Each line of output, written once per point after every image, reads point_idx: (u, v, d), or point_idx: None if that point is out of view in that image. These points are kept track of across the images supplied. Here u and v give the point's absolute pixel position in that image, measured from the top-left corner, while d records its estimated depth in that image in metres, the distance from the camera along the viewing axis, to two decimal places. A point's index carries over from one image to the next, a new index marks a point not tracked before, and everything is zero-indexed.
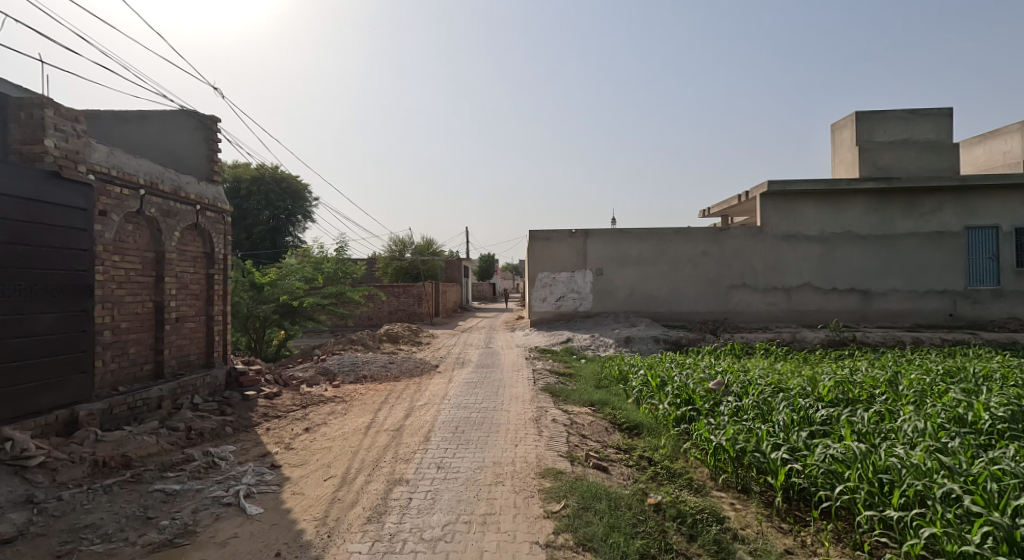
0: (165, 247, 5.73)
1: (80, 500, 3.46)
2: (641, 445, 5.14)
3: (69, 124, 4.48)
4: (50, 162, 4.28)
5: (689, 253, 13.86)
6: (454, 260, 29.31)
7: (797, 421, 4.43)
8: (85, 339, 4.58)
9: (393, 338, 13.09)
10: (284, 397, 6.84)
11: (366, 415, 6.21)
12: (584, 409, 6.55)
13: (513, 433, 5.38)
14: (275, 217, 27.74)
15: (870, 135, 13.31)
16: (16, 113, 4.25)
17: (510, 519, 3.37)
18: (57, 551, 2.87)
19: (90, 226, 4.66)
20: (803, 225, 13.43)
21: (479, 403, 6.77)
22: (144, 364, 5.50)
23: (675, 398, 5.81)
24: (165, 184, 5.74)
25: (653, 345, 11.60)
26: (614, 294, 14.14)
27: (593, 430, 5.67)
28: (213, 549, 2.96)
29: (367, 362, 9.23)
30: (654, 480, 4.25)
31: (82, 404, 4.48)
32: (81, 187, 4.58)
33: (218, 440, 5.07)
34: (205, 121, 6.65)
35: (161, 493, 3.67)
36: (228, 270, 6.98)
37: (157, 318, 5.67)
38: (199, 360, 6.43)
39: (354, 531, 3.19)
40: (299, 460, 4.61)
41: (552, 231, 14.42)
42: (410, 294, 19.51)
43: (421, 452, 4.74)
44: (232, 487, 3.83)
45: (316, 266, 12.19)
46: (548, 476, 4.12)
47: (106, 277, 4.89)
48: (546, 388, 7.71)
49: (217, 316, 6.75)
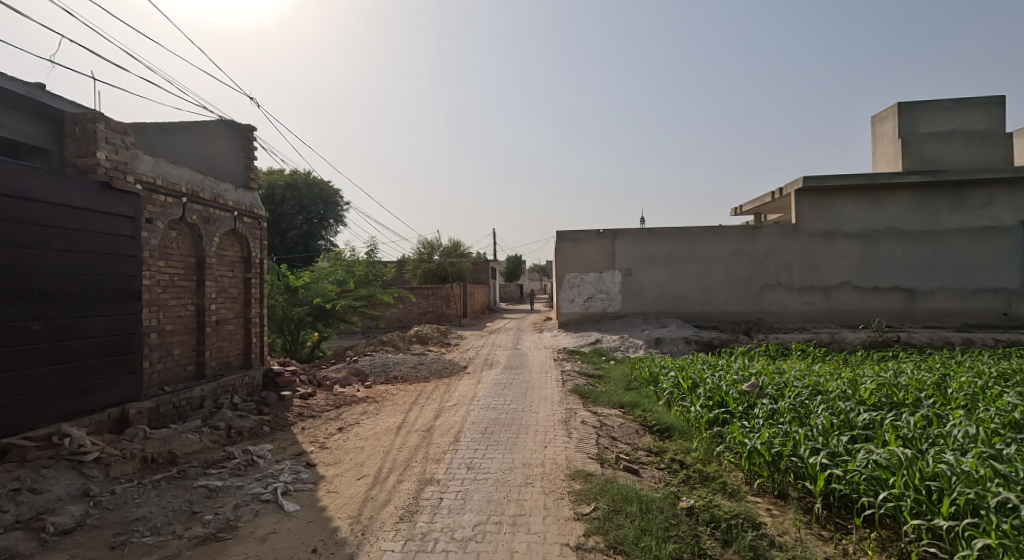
0: (206, 253, 5.97)
1: (132, 493, 3.64)
2: (673, 448, 5.07)
3: (118, 137, 4.74)
4: (102, 173, 4.54)
5: (720, 252, 13.56)
6: (482, 262, 29.59)
7: (837, 425, 4.28)
8: (134, 341, 4.81)
9: (423, 339, 13.29)
10: (318, 397, 7.03)
11: (397, 415, 6.32)
12: (613, 411, 6.50)
13: (543, 434, 5.38)
14: (308, 221, 28.51)
15: (913, 127, 12.75)
16: (71, 127, 4.51)
17: (540, 520, 3.37)
18: (111, 542, 3.03)
19: (137, 233, 4.88)
20: (841, 222, 12.97)
21: (507, 404, 6.77)
22: (187, 365, 5.73)
23: (707, 400, 5.68)
24: (206, 192, 5.98)
25: (684, 347, 11.36)
26: (643, 295, 13.94)
27: (622, 432, 5.61)
28: (253, 544, 3.06)
29: (398, 363, 9.38)
30: (686, 484, 4.18)
31: (132, 403, 4.70)
32: (130, 196, 4.81)
33: (256, 439, 5.24)
34: (242, 130, 6.93)
35: (204, 489, 3.82)
36: (264, 274, 7.21)
37: (199, 321, 5.91)
38: (237, 361, 6.67)
39: (387, 530, 3.25)
40: (333, 459, 4.72)
41: (580, 231, 14.32)
42: (439, 295, 19.78)
43: (451, 452, 4.79)
44: (271, 484, 3.96)
45: (348, 269, 12.53)
46: (578, 478, 4.10)
47: (152, 282, 5.15)
48: (575, 389, 7.69)
49: (255, 319, 6.97)
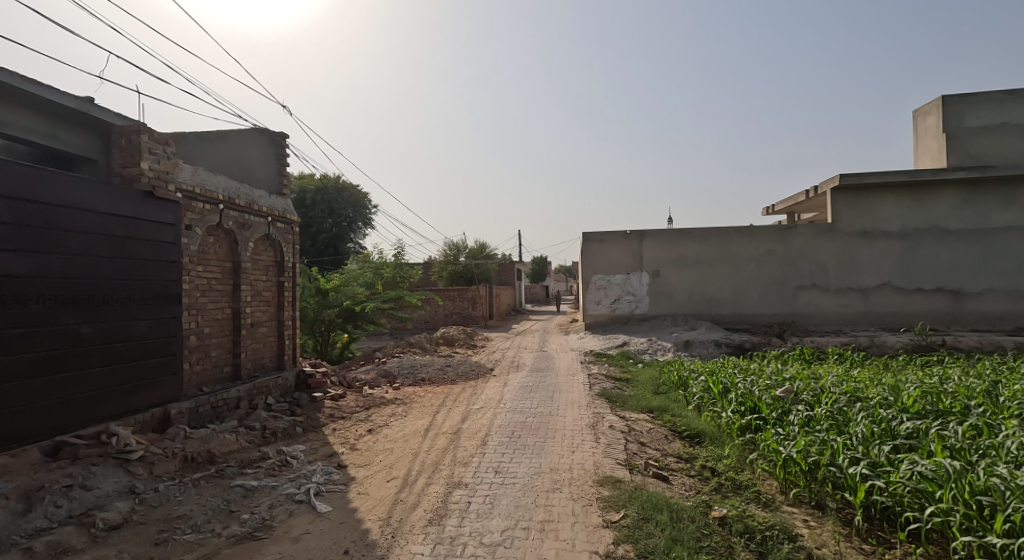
0: (241, 258, 6.16)
1: (174, 492, 3.78)
2: (704, 455, 4.95)
3: (160, 147, 4.93)
4: (145, 182, 4.73)
5: (751, 253, 13.23)
6: (508, 264, 29.62)
7: (878, 434, 4.11)
8: (174, 343, 4.99)
9: (449, 341, 13.38)
10: (348, 399, 7.17)
11: (425, 417, 6.38)
12: (642, 416, 6.41)
13: (570, 439, 5.34)
14: (337, 224, 29.10)
15: (959, 121, 12.17)
16: (118, 139, 4.73)
17: (569, 527, 3.35)
18: (154, 539, 3.15)
19: (178, 239, 5.07)
20: (881, 221, 12.48)
21: (534, 408, 6.75)
22: (224, 366, 5.92)
23: (739, 406, 5.54)
24: (241, 199, 6.17)
25: (714, 350, 11.12)
26: (672, 296, 13.70)
27: (651, 437, 5.52)
28: (287, 543, 3.14)
29: (425, 365, 9.48)
30: (718, 492, 4.07)
31: (173, 403, 4.89)
32: (171, 204, 4.99)
33: (289, 440, 5.37)
34: (275, 137, 7.13)
35: (241, 488, 3.94)
36: (296, 278, 7.40)
37: (235, 324, 6.10)
38: (271, 362, 6.87)
39: (416, 533, 3.28)
40: (363, 460, 4.81)
41: (606, 233, 14.16)
42: (465, 297, 19.88)
43: (479, 456, 4.80)
44: (303, 485, 4.05)
45: (376, 272, 12.74)
46: (606, 484, 4.05)
47: (192, 286, 5.35)
48: (602, 393, 7.61)
49: (288, 322, 7.16)
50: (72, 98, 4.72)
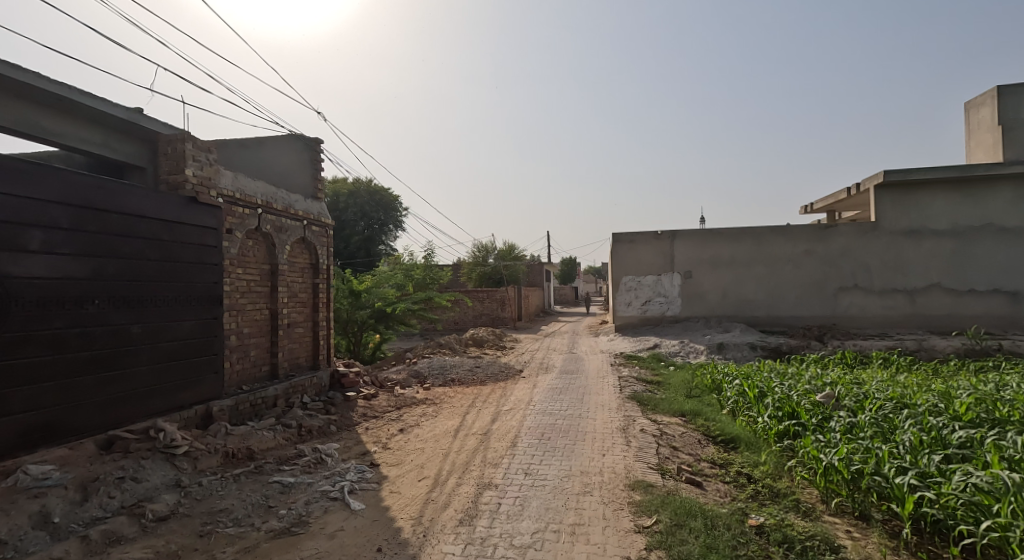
0: (279, 260, 6.35)
1: (216, 486, 3.93)
2: (739, 461, 4.82)
3: (203, 154, 5.17)
4: (189, 189, 4.96)
5: (788, 253, 12.82)
6: (536, 265, 29.60)
7: (927, 442, 3.92)
8: (216, 343, 5.18)
9: (479, 343, 13.46)
10: (381, 398, 7.29)
11: (455, 418, 6.43)
12: (674, 419, 6.29)
13: (601, 442, 5.28)
14: (369, 227, 29.69)
15: (1016, 112, 11.50)
16: (165, 148, 5.02)
17: (600, 531, 3.32)
18: (199, 531, 3.28)
19: (219, 243, 5.26)
20: (930, 219, 11.89)
21: (563, 410, 6.71)
22: (262, 365, 6.12)
23: (776, 411, 5.36)
24: (279, 203, 6.39)
25: (749, 353, 10.82)
26: (705, 298, 13.38)
27: (684, 442, 5.41)
28: (323, 539, 3.22)
29: (455, 365, 9.56)
30: (755, 500, 3.96)
31: (215, 401, 5.08)
32: (213, 209, 5.19)
33: (324, 438, 5.51)
34: (309, 143, 7.40)
35: (279, 484, 4.05)
36: (330, 279, 7.58)
37: (272, 324, 6.29)
38: (307, 362, 7.05)
39: (448, 532, 3.31)
40: (395, 460, 4.88)
41: (636, 233, 13.96)
42: (494, 299, 19.96)
43: (508, 457, 4.81)
44: (338, 482, 4.14)
45: (407, 274, 12.93)
46: (638, 489, 3.99)
47: (232, 288, 5.55)
48: (633, 396, 7.51)
49: (322, 322, 7.34)
50: (123, 110, 4.93)
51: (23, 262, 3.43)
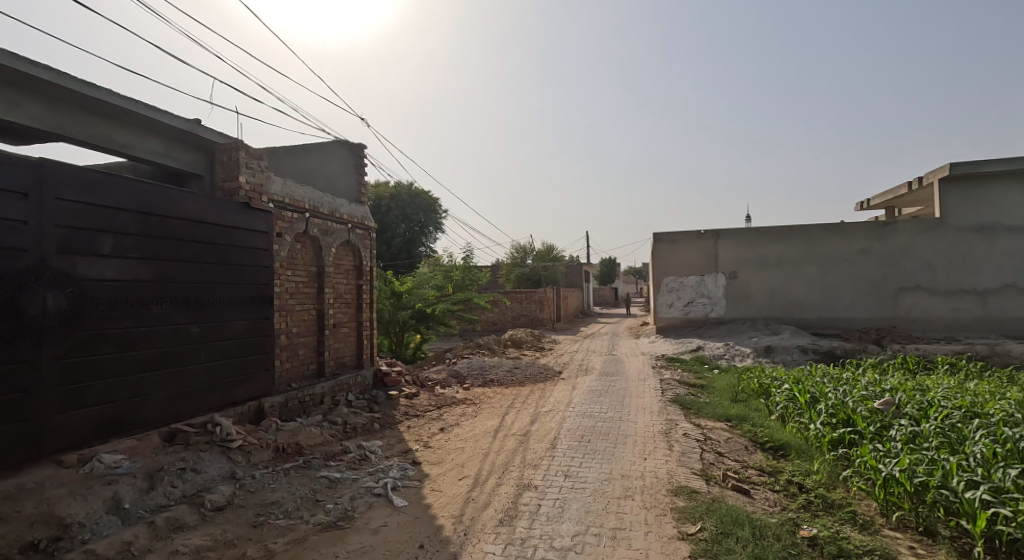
0: (325, 262, 6.58)
1: (268, 479, 4.11)
2: (790, 469, 4.62)
3: (255, 162, 5.43)
4: (242, 195, 5.22)
5: (842, 252, 12.20)
6: (575, 266, 29.40)
7: (1002, 455, 3.64)
8: (268, 342, 5.41)
9: (517, 344, 13.47)
10: (422, 398, 7.42)
11: (495, 418, 6.46)
12: (718, 424, 6.09)
13: (642, 446, 5.18)
14: (410, 230, 30.30)
15: None
16: (221, 156, 5.30)
17: (642, 536, 3.25)
18: (253, 521, 3.44)
19: (270, 246, 5.50)
20: (1002, 214, 11.13)
21: (603, 412, 6.63)
22: (309, 364, 6.35)
23: (830, 418, 5.09)
24: (325, 208, 6.61)
25: (800, 357, 10.34)
26: (751, 299, 12.89)
27: (730, 448, 5.23)
28: (367, 534, 3.31)
29: (494, 366, 9.60)
30: (807, 510, 3.77)
31: (267, 397, 5.32)
32: (264, 213, 5.43)
33: (368, 435, 5.66)
34: (354, 148, 7.55)
35: (325, 479, 4.20)
36: (374, 281, 7.78)
37: (319, 324, 6.52)
38: (351, 361, 7.26)
39: (488, 532, 3.33)
40: (436, 458, 4.96)
41: (678, 233, 13.61)
42: (532, 300, 19.95)
43: (548, 459, 4.79)
44: (381, 479, 4.25)
45: (446, 275, 13.11)
46: (681, 495, 3.89)
47: (282, 289, 5.80)
48: (675, 399, 7.33)
49: (366, 323, 7.55)
50: (184, 121, 5.20)
51: (97, 265, 3.70)
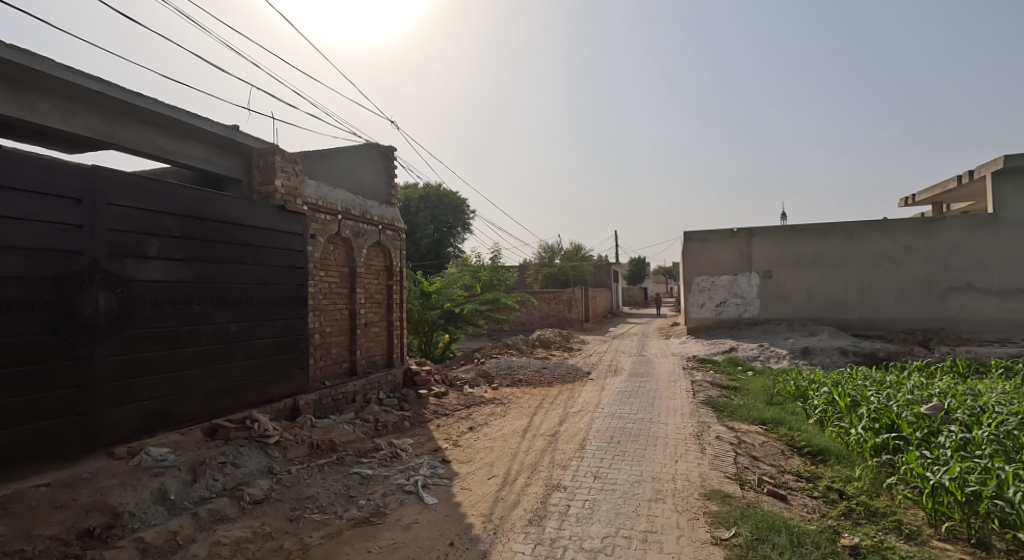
0: (357, 263, 6.71)
1: (303, 474, 4.22)
2: (829, 475, 4.46)
3: (290, 165, 5.60)
4: (278, 198, 5.39)
5: (885, 250, 11.75)
6: (604, 266, 29.13)
7: None
8: (303, 340, 5.56)
9: (545, 344, 13.44)
10: (451, 397, 7.49)
11: (523, 418, 6.47)
12: (753, 427, 5.94)
13: (673, 448, 5.09)
14: (438, 230, 30.64)
15: None
16: (258, 161, 5.48)
17: (673, 540, 3.19)
18: (290, 515, 3.54)
19: (305, 247, 5.65)
20: None
21: (633, 414, 6.54)
22: (342, 363, 6.49)
23: (873, 422, 4.89)
24: (356, 209, 6.75)
25: (839, 359, 9.96)
26: (787, 299, 12.50)
27: (766, 452, 5.09)
28: (399, 530, 3.36)
29: (522, 367, 9.60)
30: (848, 518, 3.63)
31: (302, 395, 5.47)
32: (299, 216, 5.58)
33: (399, 433, 5.75)
34: (384, 151, 7.69)
35: (358, 476, 4.29)
36: (403, 281, 7.90)
37: (351, 323, 6.66)
38: (382, 360, 7.39)
39: (517, 531, 3.33)
40: (465, 457, 5.00)
41: (710, 231, 13.31)
42: (560, 300, 19.88)
43: (577, 459, 4.77)
44: (412, 476, 4.31)
45: (474, 275, 13.20)
46: (714, 499, 3.80)
47: (316, 290, 5.95)
48: (707, 401, 7.18)
49: (396, 322, 7.67)
50: (223, 127, 5.41)
51: (144, 267, 3.88)
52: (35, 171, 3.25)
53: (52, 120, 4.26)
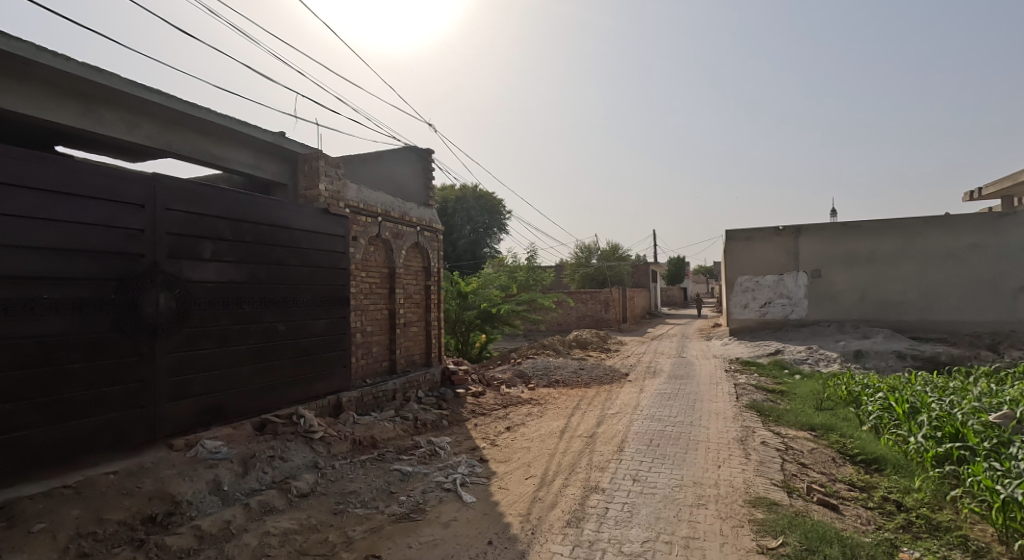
0: (396, 264, 6.85)
1: (346, 470, 4.35)
2: (885, 485, 4.23)
3: (333, 170, 5.78)
4: (322, 202, 5.58)
5: (948, 248, 11.15)
6: (642, 266, 28.64)
7: None
8: (345, 339, 5.73)
9: (582, 345, 13.33)
10: (488, 396, 7.54)
11: (560, 419, 6.44)
12: (801, 433, 5.70)
13: (715, 453, 4.94)
14: (475, 231, 30.90)
15: None
16: (304, 166, 5.68)
17: (717, 547, 3.10)
18: (334, 509, 3.65)
19: (347, 248, 5.81)
20: None
21: (673, 416, 6.39)
22: (381, 361, 6.64)
23: (934, 430, 4.61)
24: (396, 211, 6.90)
25: (896, 363, 9.41)
26: (837, 299, 11.93)
27: (815, 459, 4.87)
28: (438, 527, 3.41)
29: (559, 367, 9.56)
30: (907, 532, 3.43)
31: (344, 392, 5.63)
32: (341, 218, 5.75)
33: (437, 431, 5.84)
34: (422, 153, 7.83)
35: (399, 472, 4.38)
36: (441, 281, 8.01)
37: (391, 323, 6.81)
38: (420, 359, 7.52)
39: (555, 532, 3.32)
40: (503, 456, 5.03)
41: (754, 230, 12.85)
42: (597, 300, 19.66)
43: (615, 462, 4.70)
44: (451, 474, 4.37)
45: (510, 275, 13.23)
46: (760, 506, 3.67)
47: (357, 290, 6.11)
48: (751, 405, 6.93)
49: (434, 322, 7.78)
50: (271, 134, 5.64)
51: (199, 269, 4.09)
52: (102, 179, 3.48)
53: (118, 132, 4.55)
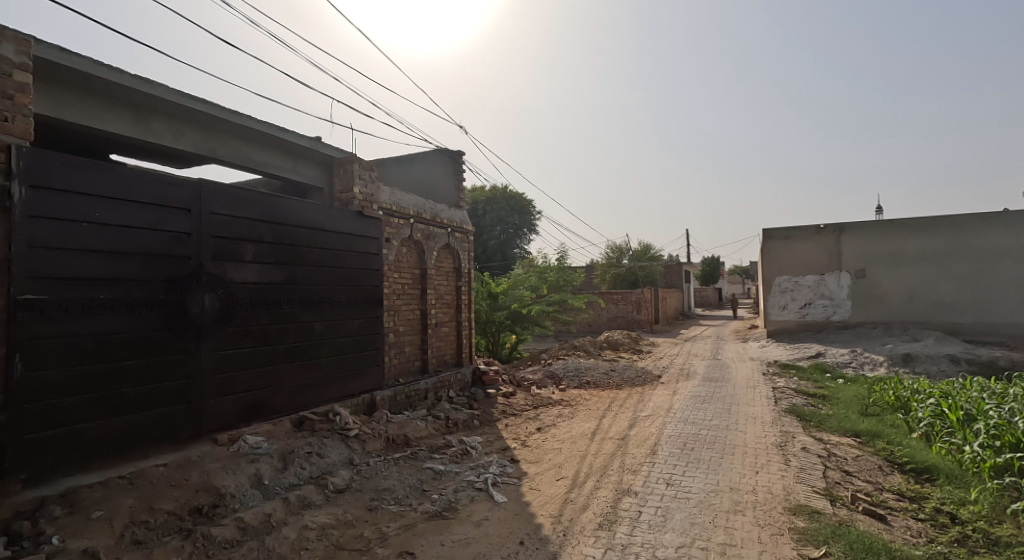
0: (427, 265, 6.94)
1: (380, 467, 4.43)
2: (938, 496, 4.02)
3: (367, 173, 5.90)
4: (356, 205, 5.70)
5: (1005, 245, 10.55)
6: (675, 266, 28.11)
7: None
8: (379, 339, 5.84)
9: (613, 346, 13.17)
10: (518, 397, 7.55)
11: (591, 420, 6.39)
12: (844, 440, 5.47)
13: (753, 458, 4.79)
14: (504, 231, 31.00)
15: None
16: (339, 169, 5.82)
17: (755, 556, 3.01)
18: (369, 505, 3.73)
19: (380, 250, 5.93)
20: None
21: (708, 420, 6.24)
22: (413, 361, 6.73)
23: (992, 439, 4.35)
24: (427, 213, 6.99)
25: (949, 367, 8.91)
26: (883, 300, 11.40)
27: (860, 467, 4.67)
28: (470, 526, 3.43)
29: (590, 368, 9.48)
30: (962, 546, 3.25)
31: (378, 391, 5.74)
32: (374, 220, 5.87)
33: (468, 431, 5.88)
34: (453, 155, 7.88)
35: (431, 471, 4.43)
36: (472, 282, 8.06)
37: (422, 323, 6.90)
38: (451, 358, 7.59)
39: (587, 535, 3.29)
40: (534, 457, 5.02)
41: (793, 228, 12.43)
42: (629, 301, 19.40)
43: (648, 465, 4.63)
44: (482, 474, 4.39)
45: (541, 276, 13.20)
46: (801, 515, 3.54)
47: (390, 291, 6.22)
48: (790, 409, 6.70)
49: (465, 322, 7.84)
50: (308, 139, 5.78)
51: (241, 270, 4.25)
52: (153, 185, 3.66)
53: (166, 139, 4.78)
